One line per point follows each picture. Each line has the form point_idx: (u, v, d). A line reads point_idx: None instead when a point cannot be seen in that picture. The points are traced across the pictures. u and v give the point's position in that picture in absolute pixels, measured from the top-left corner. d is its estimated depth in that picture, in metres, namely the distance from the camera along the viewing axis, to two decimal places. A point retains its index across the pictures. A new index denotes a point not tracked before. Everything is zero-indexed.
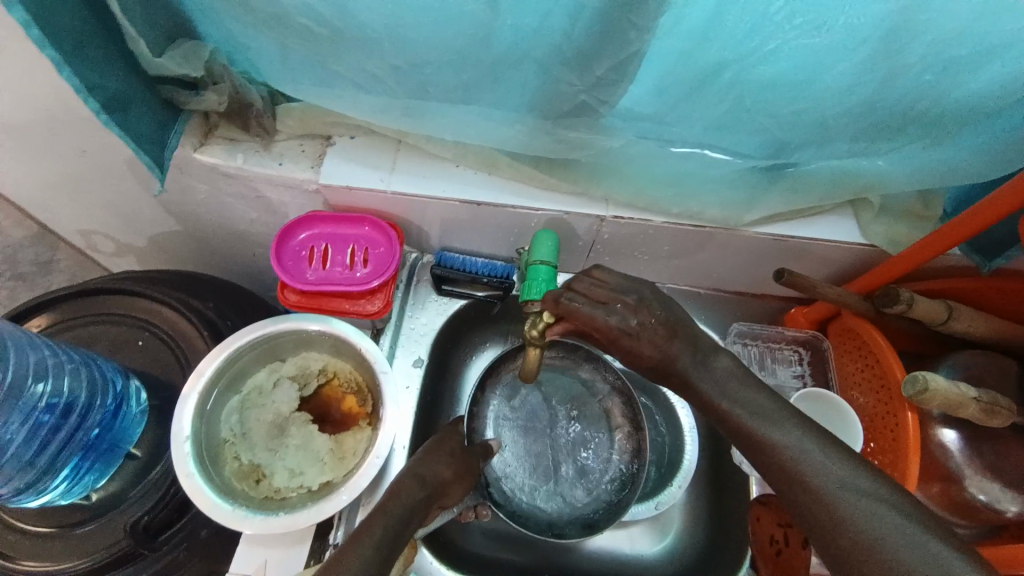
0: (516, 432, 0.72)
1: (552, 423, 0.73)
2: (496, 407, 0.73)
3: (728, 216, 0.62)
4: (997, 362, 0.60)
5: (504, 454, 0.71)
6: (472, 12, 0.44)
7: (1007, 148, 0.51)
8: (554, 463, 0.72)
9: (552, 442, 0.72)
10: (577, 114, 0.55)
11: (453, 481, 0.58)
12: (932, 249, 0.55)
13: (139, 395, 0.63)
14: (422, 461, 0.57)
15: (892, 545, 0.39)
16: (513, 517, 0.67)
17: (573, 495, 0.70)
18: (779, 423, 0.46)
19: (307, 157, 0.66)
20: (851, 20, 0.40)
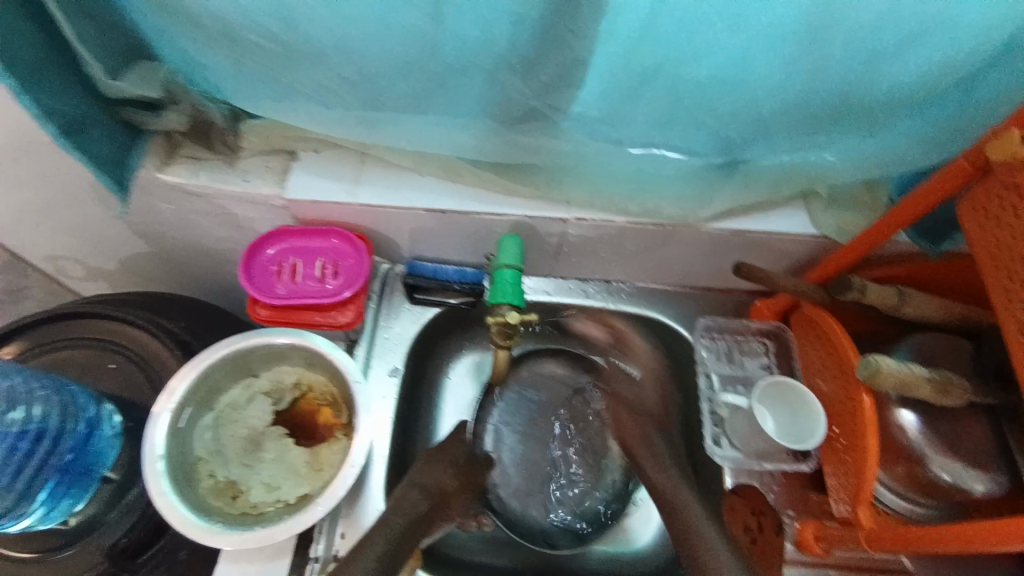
0: (515, 440, 0.75)
1: (547, 431, 0.76)
2: (494, 423, 0.76)
3: (685, 213, 0.65)
4: (952, 344, 0.63)
5: (501, 462, 0.74)
6: (417, 24, 0.46)
7: (939, 133, 0.54)
8: (549, 472, 0.74)
9: (550, 451, 0.75)
10: (529, 119, 0.56)
11: (454, 489, 0.60)
12: (881, 233, 0.57)
13: (112, 417, 0.63)
14: (425, 470, 0.58)
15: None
16: (508, 525, 0.71)
17: (566, 503, 0.72)
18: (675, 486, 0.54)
19: (273, 172, 0.66)
20: (769, 18, 0.43)
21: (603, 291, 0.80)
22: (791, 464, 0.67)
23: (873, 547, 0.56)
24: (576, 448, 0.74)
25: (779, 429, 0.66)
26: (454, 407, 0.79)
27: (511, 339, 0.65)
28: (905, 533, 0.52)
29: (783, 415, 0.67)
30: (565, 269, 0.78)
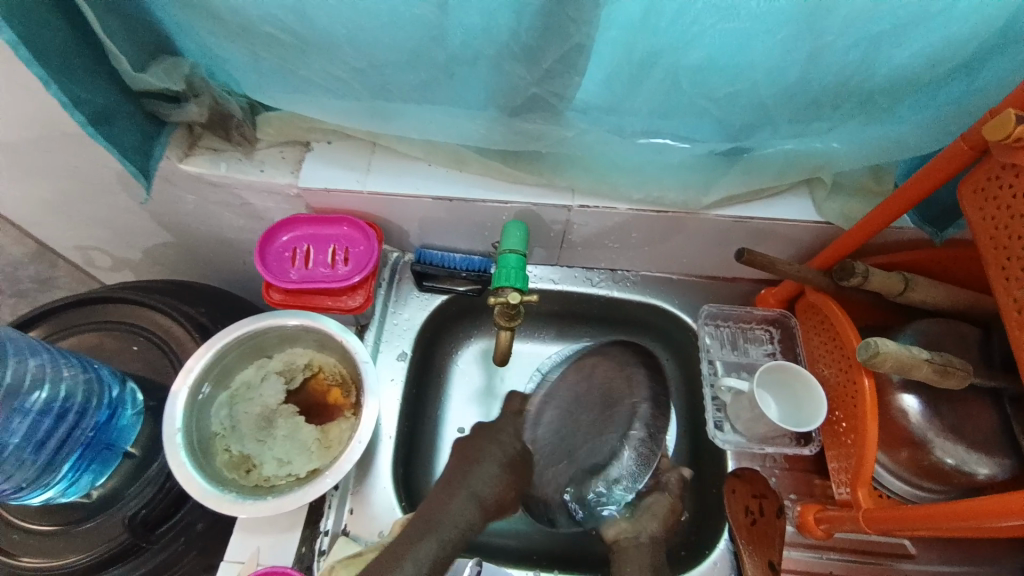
0: (558, 413, 0.67)
1: (592, 415, 0.66)
2: (544, 396, 0.69)
3: (687, 199, 0.66)
4: (956, 329, 0.63)
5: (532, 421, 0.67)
6: (425, 16, 0.48)
7: (940, 117, 0.55)
8: (578, 452, 0.65)
9: (584, 433, 0.65)
10: (530, 107, 0.58)
11: (505, 500, 0.59)
12: (873, 226, 0.59)
13: (134, 397, 0.66)
14: (481, 475, 0.59)
15: None
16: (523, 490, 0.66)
17: (576, 478, 0.65)
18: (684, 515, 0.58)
19: (288, 163, 0.69)
20: (762, 4, 0.44)
21: (609, 280, 0.81)
22: (792, 447, 0.68)
23: (870, 528, 0.56)
24: (608, 426, 0.65)
25: (783, 415, 0.66)
26: (461, 394, 0.81)
27: (514, 320, 0.66)
28: (902, 510, 0.53)
29: (787, 401, 0.67)
30: (571, 258, 0.79)
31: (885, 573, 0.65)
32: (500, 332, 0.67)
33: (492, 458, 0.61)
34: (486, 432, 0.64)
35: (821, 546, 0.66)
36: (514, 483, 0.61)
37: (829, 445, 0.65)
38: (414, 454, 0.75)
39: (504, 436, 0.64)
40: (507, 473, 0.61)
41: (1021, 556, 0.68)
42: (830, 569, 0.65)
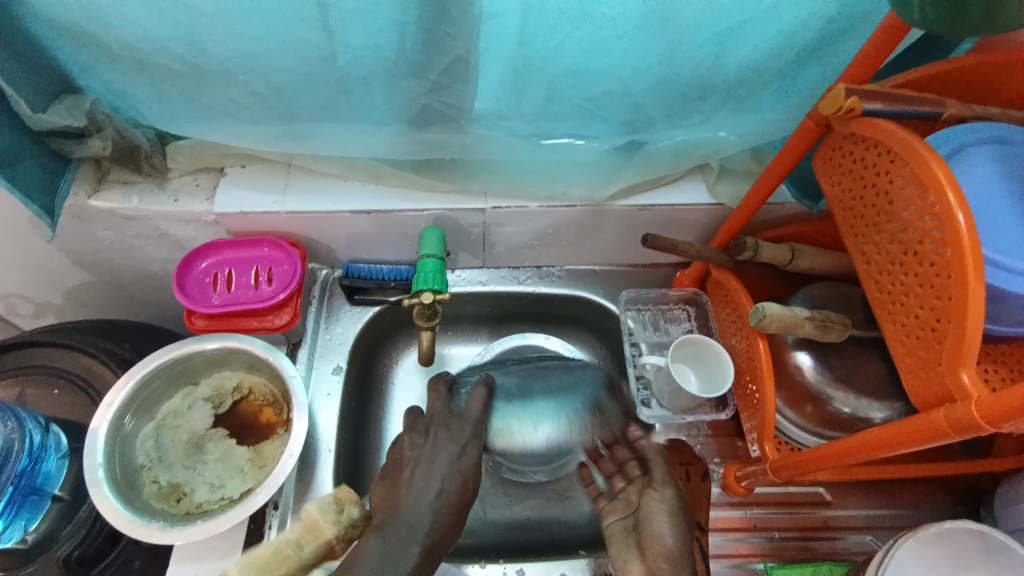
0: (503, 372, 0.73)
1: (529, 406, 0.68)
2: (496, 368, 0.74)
3: (592, 193, 0.71)
4: (841, 289, 0.69)
5: (498, 406, 0.67)
6: (312, 40, 0.51)
7: (796, 102, 0.62)
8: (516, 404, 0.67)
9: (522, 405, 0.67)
10: (429, 118, 0.61)
11: (444, 530, 0.52)
12: (755, 200, 0.64)
13: (58, 441, 0.64)
14: (416, 500, 0.53)
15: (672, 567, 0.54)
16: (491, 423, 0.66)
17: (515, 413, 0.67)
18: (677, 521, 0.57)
19: (203, 190, 0.70)
20: (611, 11, 0.49)
21: (535, 276, 0.85)
22: (710, 413, 0.74)
23: (779, 476, 0.61)
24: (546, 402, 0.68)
25: (702, 385, 0.72)
26: (404, 403, 0.82)
27: (434, 319, 0.68)
28: (802, 454, 0.58)
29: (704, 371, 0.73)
30: (496, 259, 0.83)
31: (805, 521, 0.70)
32: (424, 332, 0.69)
33: (437, 475, 0.55)
34: (439, 444, 0.58)
35: (745, 503, 0.71)
36: (455, 511, 0.54)
37: (743, 408, 0.70)
38: (357, 466, 0.75)
39: (457, 466, 0.56)
40: (447, 499, 0.54)
41: (936, 496, 0.73)
42: (754, 523, 0.70)
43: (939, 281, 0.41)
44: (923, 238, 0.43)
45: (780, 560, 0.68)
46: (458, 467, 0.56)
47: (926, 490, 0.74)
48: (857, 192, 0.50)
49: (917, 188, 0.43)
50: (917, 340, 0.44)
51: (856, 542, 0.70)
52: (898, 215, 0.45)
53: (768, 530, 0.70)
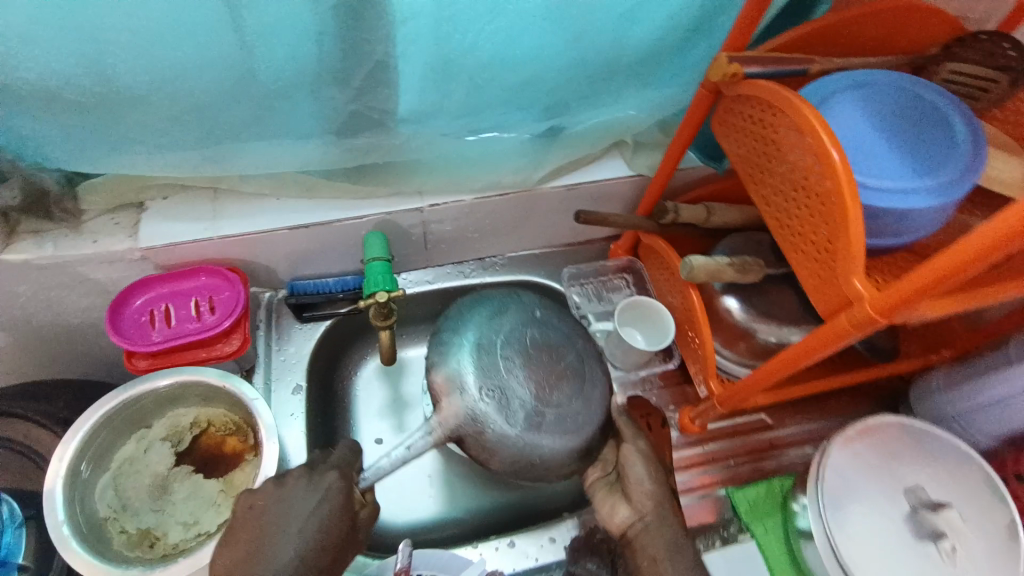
0: (515, 365, 0.62)
1: (543, 417, 0.61)
2: (507, 359, 0.62)
3: (522, 178, 0.75)
4: (753, 236, 0.78)
5: (501, 428, 0.60)
6: (230, 57, 0.51)
7: (690, 75, 0.69)
8: (521, 415, 0.60)
9: (531, 418, 0.60)
10: (357, 124, 0.63)
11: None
12: (670, 166, 0.70)
13: (11, 513, 0.62)
14: (270, 557, 0.51)
15: (654, 535, 0.59)
16: (479, 428, 0.60)
17: (513, 413, 0.60)
18: (659, 480, 0.61)
19: (124, 228, 0.67)
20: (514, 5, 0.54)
21: (480, 268, 0.87)
22: (660, 364, 0.80)
23: (726, 407, 0.68)
24: (551, 410, 0.61)
25: (649, 342, 0.77)
26: (370, 411, 0.82)
27: (390, 318, 0.67)
28: (739, 384, 0.65)
29: (648, 329, 0.79)
30: (440, 257, 0.85)
31: (754, 445, 0.78)
32: (383, 333, 0.68)
33: (293, 537, 0.52)
34: (290, 495, 0.53)
35: (702, 440, 0.78)
36: (334, 548, 0.53)
37: (687, 355, 0.77)
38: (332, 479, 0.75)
39: (320, 510, 0.53)
40: (310, 551, 0.52)
41: (859, 405, 0.83)
42: (711, 456, 0.77)
43: (824, 208, 0.48)
44: (807, 173, 0.49)
45: (739, 483, 0.75)
46: (324, 510, 0.53)
47: (850, 400, 0.83)
48: (749, 145, 0.57)
49: (796, 132, 0.50)
50: (814, 262, 0.51)
51: (799, 455, 0.78)
52: (785, 158, 0.52)
53: (724, 459, 0.77)
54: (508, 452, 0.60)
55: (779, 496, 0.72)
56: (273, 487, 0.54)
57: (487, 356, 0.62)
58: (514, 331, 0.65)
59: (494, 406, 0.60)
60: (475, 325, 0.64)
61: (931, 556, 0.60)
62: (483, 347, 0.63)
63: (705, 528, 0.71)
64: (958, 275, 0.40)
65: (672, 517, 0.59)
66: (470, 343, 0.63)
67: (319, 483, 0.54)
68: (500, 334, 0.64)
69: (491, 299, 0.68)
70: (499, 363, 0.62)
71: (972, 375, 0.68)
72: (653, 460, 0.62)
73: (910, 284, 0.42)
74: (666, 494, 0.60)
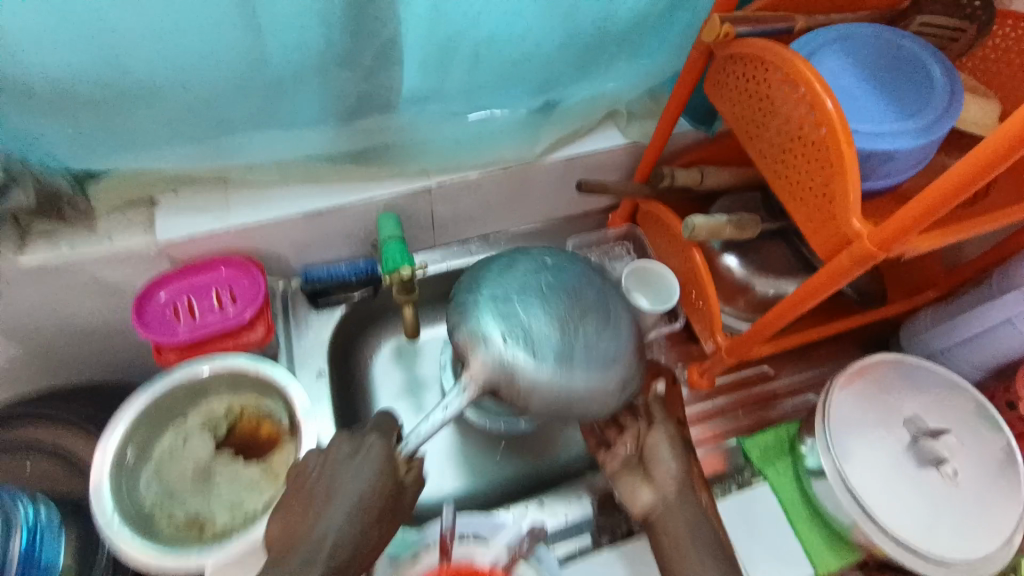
0: (533, 307, 0.62)
1: (570, 347, 0.60)
2: (522, 303, 0.62)
3: (523, 152, 0.77)
4: (747, 197, 0.81)
5: (533, 368, 0.59)
6: (241, 41, 0.54)
7: (679, 42, 0.72)
8: (551, 352, 0.59)
9: (560, 352, 0.60)
10: (364, 103, 0.66)
11: (358, 545, 0.52)
12: (665, 131, 0.73)
13: (50, 519, 0.63)
14: (330, 518, 0.52)
15: (675, 511, 0.59)
16: (513, 372, 0.58)
17: (538, 351, 0.59)
18: (682, 457, 0.62)
19: (136, 224, 0.68)
20: None
21: (486, 246, 0.89)
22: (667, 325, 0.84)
23: (732, 358, 0.73)
24: (575, 341, 0.61)
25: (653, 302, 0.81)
26: (388, 394, 0.84)
27: (413, 293, 0.71)
28: (746, 333, 0.69)
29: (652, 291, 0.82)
30: (446, 237, 0.87)
31: (757, 395, 0.83)
32: (405, 309, 0.72)
33: (352, 498, 0.53)
34: (339, 461, 0.55)
35: (710, 395, 0.82)
36: (379, 512, 0.54)
37: (690, 312, 0.81)
38: None
39: (372, 474, 0.54)
40: (365, 510, 0.53)
41: (853, 349, 0.88)
42: (718, 408, 0.81)
43: (820, 154, 0.52)
44: (802, 124, 0.53)
45: (745, 433, 0.80)
46: (373, 473, 0.54)
47: (844, 346, 0.88)
48: (743, 105, 0.60)
49: (789, 84, 0.53)
50: (812, 208, 0.54)
51: (800, 400, 0.83)
52: (779, 112, 0.55)
53: (730, 414, 0.81)
54: (550, 393, 0.59)
55: (786, 441, 0.76)
56: (321, 457, 0.56)
57: (506, 305, 0.62)
58: (527, 280, 0.64)
59: (522, 346, 0.59)
60: (489, 280, 0.64)
61: (936, 479, 0.65)
62: (499, 297, 0.63)
63: (720, 475, 0.75)
64: (951, 200, 0.45)
65: (691, 492, 0.60)
66: (484, 298, 0.63)
67: (359, 448, 0.56)
68: (514, 284, 0.64)
69: (498, 257, 0.68)
70: (517, 306, 0.61)
71: (955, 313, 0.73)
72: (682, 442, 0.63)
73: (907, 214, 0.46)
74: (688, 472, 0.61)
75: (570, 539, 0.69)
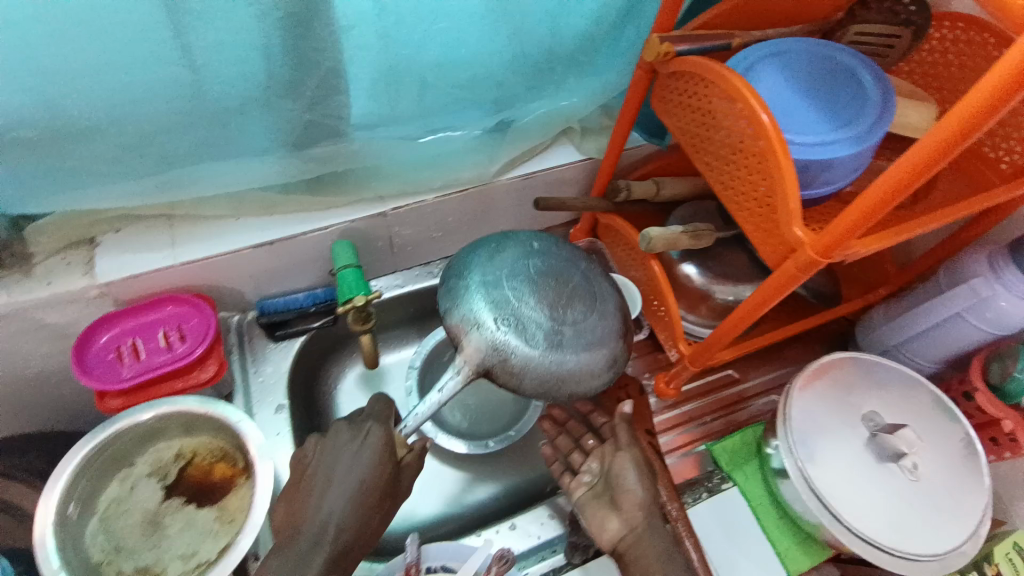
0: (523, 291, 0.60)
1: (560, 327, 0.59)
2: (514, 286, 0.60)
3: (479, 172, 0.77)
4: (703, 206, 0.82)
5: (525, 352, 0.57)
6: (179, 79, 0.52)
7: (627, 59, 0.73)
8: (544, 335, 0.58)
9: (553, 334, 0.58)
10: (314, 133, 0.64)
11: (355, 526, 0.56)
12: (616, 147, 0.74)
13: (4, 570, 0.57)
14: (331, 501, 0.56)
15: (644, 542, 0.58)
16: (507, 359, 0.57)
17: (532, 334, 0.58)
18: (650, 485, 0.61)
19: (77, 266, 0.65)
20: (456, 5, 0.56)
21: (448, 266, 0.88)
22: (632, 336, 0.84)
23: (696, 365, 0.72)
24: (565, 322, 0.59)
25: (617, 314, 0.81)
26: None
27: (369, 321, 0.70)
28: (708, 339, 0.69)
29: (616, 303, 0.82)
30: (407, 259, 0.86)
31: (724, 399, 0.84)
32: (363, 336, 0.73)
33: (350, 481, 0.56)
34: (338, 448, 0.58)
35: (678, 402, 0.82)
36: (378, 495, 0.57)
37: (654, 323, 0.81)
38: None
39: (366, 459, 0.58)
40: (365, 493, 0.56)
41: (815, 350, 0.90)
42: (687, 416, 0.81)
43: (761, 166, 0.53)
44: (743, 137, 0.53)
45: (714, 437, 0.80)
46: (370, 457, 0.58)
47: (807, 347, 0.90)
48: (688, 118, 0.61)
49: (728, 100, 0.54)
50: (758, 217, 0.55)
51: (767, 402, 0.84)
52: (721, 125, 0.56)
53: (699, 417, 0.82)
54: (546, 373, 0.57)
55: (754, 444, 0.77)
56: (319, 443, 0.59)
57: (496, 289, 0.59)
58: (516, 263, 0.62)
59: (514, 332, 0.57)
60: (478, 265, 0.61)
61: (896, 474, 0.66)
62: (490, 282, 0.60)
63: (691, 482, 0.75)
64: (890, 202, 0.45)
65: (658, 520, 0.60)
66: (476, 279, 0.60)
67: (356, 434, 0.59)
68: (503, 267, 0.61)
69: (487, 241, 0.65)
70: (509, 291, 0.59)
71: (908, 306, 0.75)
72: (645, 468, 0.62)
73: (850, 219, 0.46)
74: (656, 502, 0.61)
75: (545, 560, 0.68)
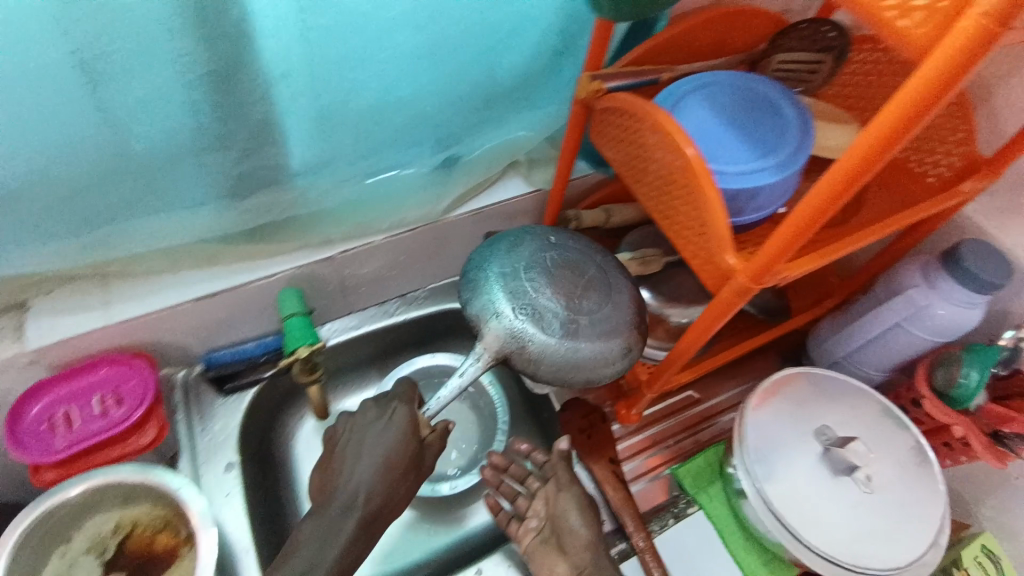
0: (541, 282, 0.62)
1: (575, 316, 0.62)
2: (530, 277, 0.62)
3: (428, 210, 0.77)
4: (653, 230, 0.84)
5: (542, 340, 0.60)
6: (101, 139, 0.51)
7: (566, 94, 0.75)
8: (559, 324, 0.61)
9: (568, 323, 0.61)
10: (252, 183, 0.63)
11: (383, 495, 0.60)
12: (561, 179, 0.75)
13: None
14: (360, 471, 0.60)
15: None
16: (523, 346, 0.60)
17: (547, 323, 0.60)
18: (592, 524, 0.64)
19: (6, 332, 0.62)
20: (387, 53, 0.57)
21: (404, 304, 0.86)
22: None
23: (654, 390, 0.72)
24: (579, 311, 0.62)
25: None
26: None
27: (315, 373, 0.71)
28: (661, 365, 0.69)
29: None
30: (361, 299, 0.84)
31: (688, 420, 0.84)
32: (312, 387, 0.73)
33: (376, 455, 0.61)
34: (364, 426, 0.63)
35: (643, 427, 0.82)
36: (402, 470, 0.61)
37: None
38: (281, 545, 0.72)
39: (390, 435, 0.62)
40: (390, 466, 0.61)
41: (772, 363, 0.92)
42: (652, 440, 0.81)
43: (689, 199, 0.54)
44: (671, 171, 0.55)
45: (680, 459, 0.80)
46: (395, 434, 0.62)
47: (764, 361, 0.91)
48: (622, 152, 0.62)
49: (656, 135, 0.55)
50: (694, 245, 0.56)
51: (729, 420, 0.85)
52: (652, 159, 0.57)
53: (664, 440, 0.81)
54: (560, 361, 0.60)
55: (716, 463, 0.77)
56: (349, 422, 0.64)
57: (514, 281, 0.62)
58: (533, 255, 0.64)
59: (531, 321, 0.60)
60: (497, 257, 0.64)
61: (850, 486, 0.67)
62: (508, 274, 0.62)
63: (657, 509, 0.75)
64: (809, 230, 0.47)
65: (603, 558, 0.62)
66: (495, 271, 0.63)
67: (381, 413, 0.64)
68: (521, 260, 0.64)
69: (505, 235, 0.67)
70: (526, 283, 0.62)
71: (852, 317, 0.78)
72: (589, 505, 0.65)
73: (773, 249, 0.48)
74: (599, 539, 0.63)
75: None
